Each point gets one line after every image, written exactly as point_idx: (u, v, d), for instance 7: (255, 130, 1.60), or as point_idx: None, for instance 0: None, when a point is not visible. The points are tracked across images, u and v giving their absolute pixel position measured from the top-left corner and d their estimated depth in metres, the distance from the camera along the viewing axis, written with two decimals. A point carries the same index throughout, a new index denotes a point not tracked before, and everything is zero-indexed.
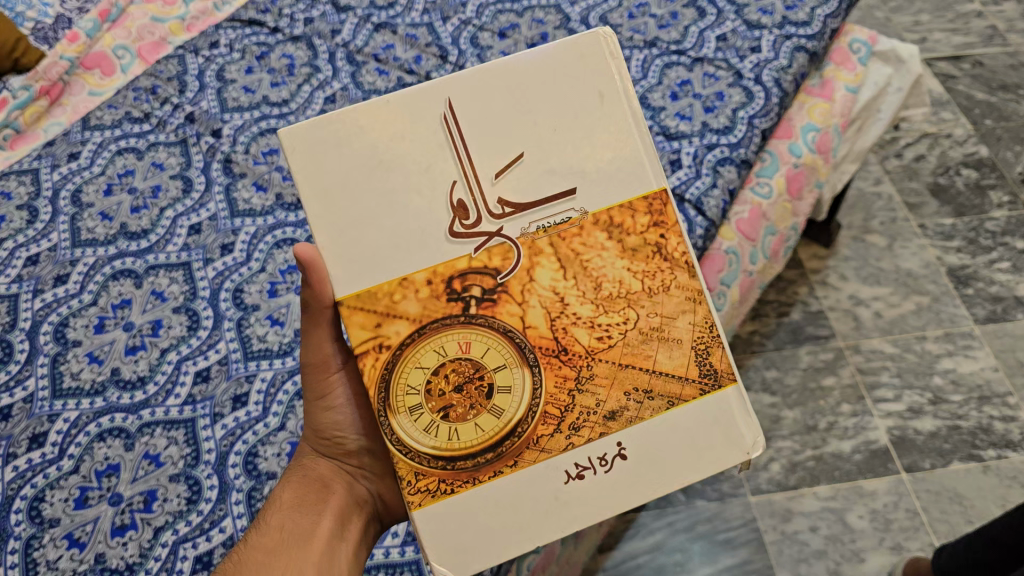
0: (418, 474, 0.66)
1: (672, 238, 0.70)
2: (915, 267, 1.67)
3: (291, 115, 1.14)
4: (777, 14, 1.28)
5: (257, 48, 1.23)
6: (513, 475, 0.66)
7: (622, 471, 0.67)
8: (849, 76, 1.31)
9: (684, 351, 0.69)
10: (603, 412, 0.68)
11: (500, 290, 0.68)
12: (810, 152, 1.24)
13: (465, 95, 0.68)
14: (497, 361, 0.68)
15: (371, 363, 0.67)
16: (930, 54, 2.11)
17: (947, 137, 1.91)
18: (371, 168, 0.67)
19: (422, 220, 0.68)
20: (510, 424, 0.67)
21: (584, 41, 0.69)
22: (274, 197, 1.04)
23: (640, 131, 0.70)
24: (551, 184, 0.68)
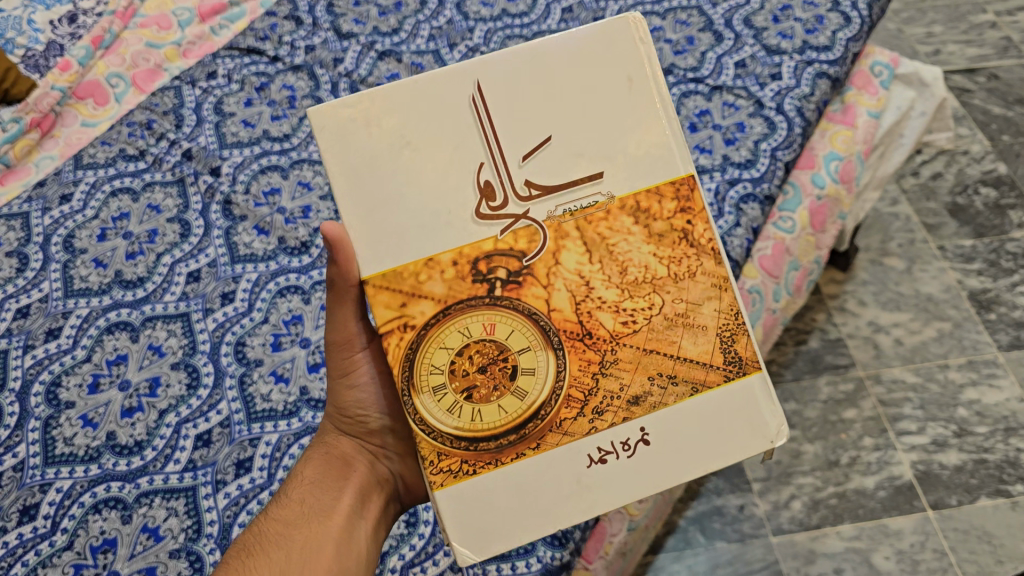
0: (441, 455, 0.66)
1: (699, 225, 0.69)
2: (935, 291, 1.62)
3: (292, 151, 1.09)
4: (798, 38, 1.23)
5: (256, 78, 1.18)
6: (536, 458, 0.66)
7: (645, 456, 0.66)
8: (871, 100, 1.26)
9: (709, 337, 0.68)
10: (627, 397, 0.67)
11: (525, 272, 0.67)
12: (834, 183, 1.19)
13: (494, 77, 0.67)
14: (521, 344, 0.67)
15: (395, 343, 0.66)
16: (945, 66, 2.06)
17: (964, 154, 1.86)
18: (399, 148, 0.66)
19: (448, 202, 0.67)
20: (533, 407, 0.66)
21: (614, 24, 0.68)
22: (276, 240, 0.99)
23: (669, 116, 0.68)
24: (578, 167, 0.67)
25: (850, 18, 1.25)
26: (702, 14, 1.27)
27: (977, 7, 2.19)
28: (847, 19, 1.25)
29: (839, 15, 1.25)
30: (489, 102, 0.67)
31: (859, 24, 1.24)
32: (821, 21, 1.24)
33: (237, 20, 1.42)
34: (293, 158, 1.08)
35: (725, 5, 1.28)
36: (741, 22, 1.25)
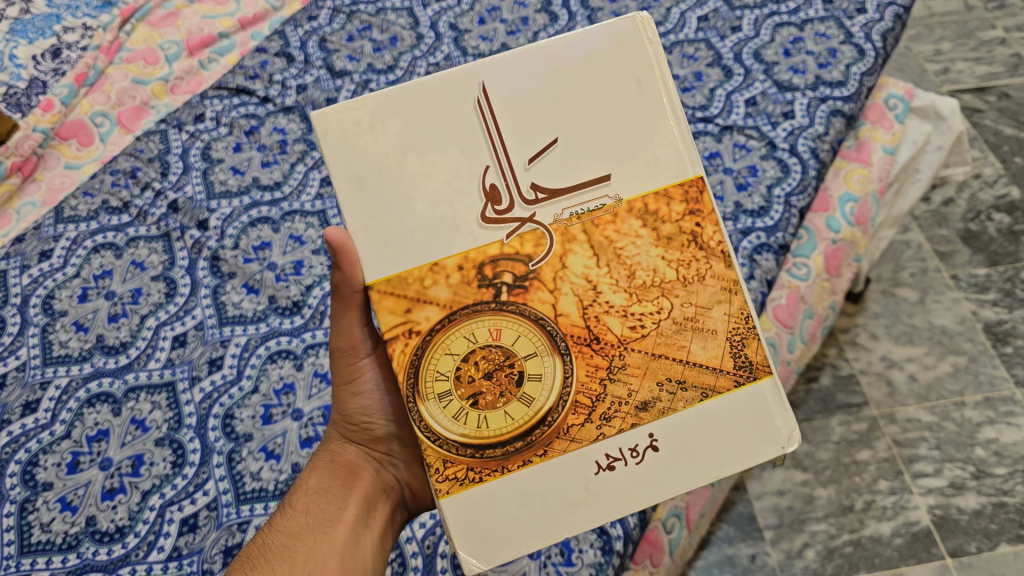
0: (446, 462, 0.63)
1: (708, 227, 0.67)
2: (950, 323, 1.57)
3: (284, 201, 1.04)
4: (810, 73, 1.18)
5: (245, 121, 1.13)
6: (542, 465, 0.64)
7: (655, 463, 0.64)
8: (886, 136, 1.22)
9: (719, 342, 0.66)
10: (636, 402, 0.64)
11: (532, 277, 0.66)
12: (849, 226, 1.14)
13: (500, 80, 0.66)
14: (527, 349, 0.65)
15: (399, 349, 0.64)
16: (954, 86, 2.01)
17: (976, 177, 1.81)
18: (405, 150, 0.65)
19: (454, 206, 0.66)
20: (540, 413, 0.64)
21: (620, 25, 0.67)
22: (267, 300, 0.94)
23: (677, 117, 0.67)
24: (585, 169, 0.66)
25: (864, 50, 1.21)
26: (710, 48, 1.22)
27: (986, 23, 2.14)
28: (861, 51, 1.20)
29: (852, 48, 1.21)
30: (494, 104, 0.66)
31: (873, 57, 1.20)
32: (834, 55, 1.20)
33: (227, 53, 1.39)
34: (283, 209, 1.03)
35: (733, 38, 1.23)
36: (750, 55, 1.21)
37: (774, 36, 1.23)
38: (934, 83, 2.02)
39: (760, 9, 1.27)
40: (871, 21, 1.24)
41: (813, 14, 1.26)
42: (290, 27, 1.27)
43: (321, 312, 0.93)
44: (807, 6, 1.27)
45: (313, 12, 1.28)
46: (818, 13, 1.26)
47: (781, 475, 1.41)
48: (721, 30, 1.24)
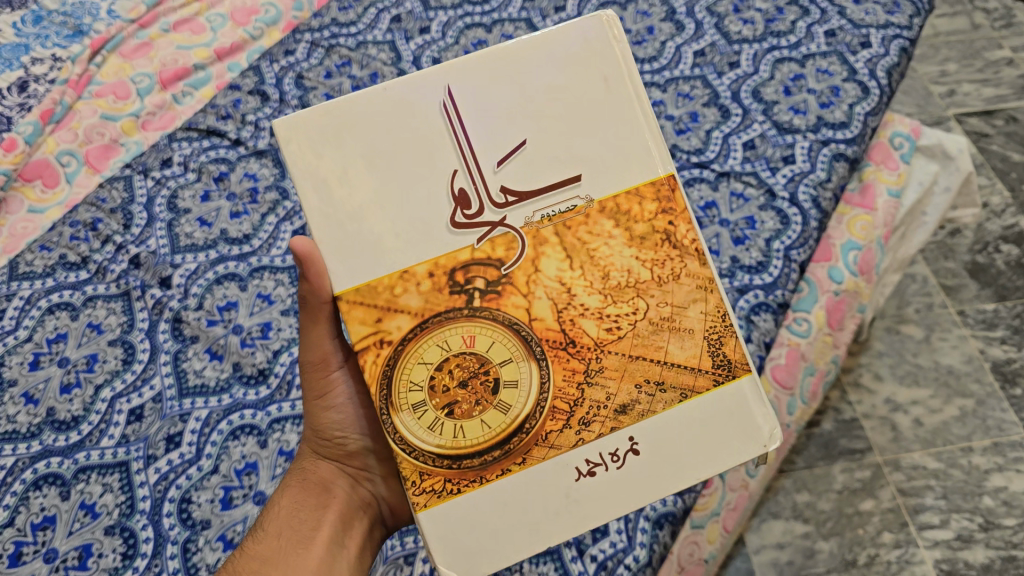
0: (423, 474, 0.62)
1: (681, 226, 0.66)
2: (956, 362, 1.51)
3: (252, 255, 0.98)
4: (811, 114, 1.12)
5: (214, 167, 1.07)
6: (519, 474, 0.62)
7: (634, 468, 0.63)
8: (891, 177, 1.16)
9: (697, 341, 0.65)
10: (615, 405, 0.63)
11: (504, 281, 0.64)
12: (853, 276, 1.08)
13: (467, 84, 0.65)
14: (502, 356, 0.64)
15: (371, 360, 0.64)
16: (961, 109, 1.94)
17: (983, 207, 1.74)
18: (372, 158, 0.64)
19: (424, 211, 0.64)
20: (518, 420, 0.62)
21: (586, 25, 0.66)
22: (231, 367, 0.88)
23: (646, 117, 0.66)
24: (555, 171, 0.65)
25: (869, 88, 1.14)
26: (706, 86, 1.16)
27: (993, 43, 2.07)
28: (866, 90, 1.14)
29: (856, 86, 1.15)
30: (461, 108, 0.65)
31: (878, 96, 1.14)
32: (837, 93, 1.14)
33: (202, 86, 1.33)
34: (252, 265, 0.97)
35: (731, 75, 1.17)
36: (748, 93, 1.15)
37: (774, 72, 1.17)
38: (939, 105, 1.96)
39: (759, 43, 1.21)
40: (875, 56, 1.18)
41: (815, 48, 1.20)
42: (266, 62, 1.21)
43: (287, 382, 0.87)
44: (809, 39, 1.21)
45: (290, 45, 1.22)
46: (820, 47, 1.20)
47: (781, 527, 1.35)
48: (718, 66, 1.18)
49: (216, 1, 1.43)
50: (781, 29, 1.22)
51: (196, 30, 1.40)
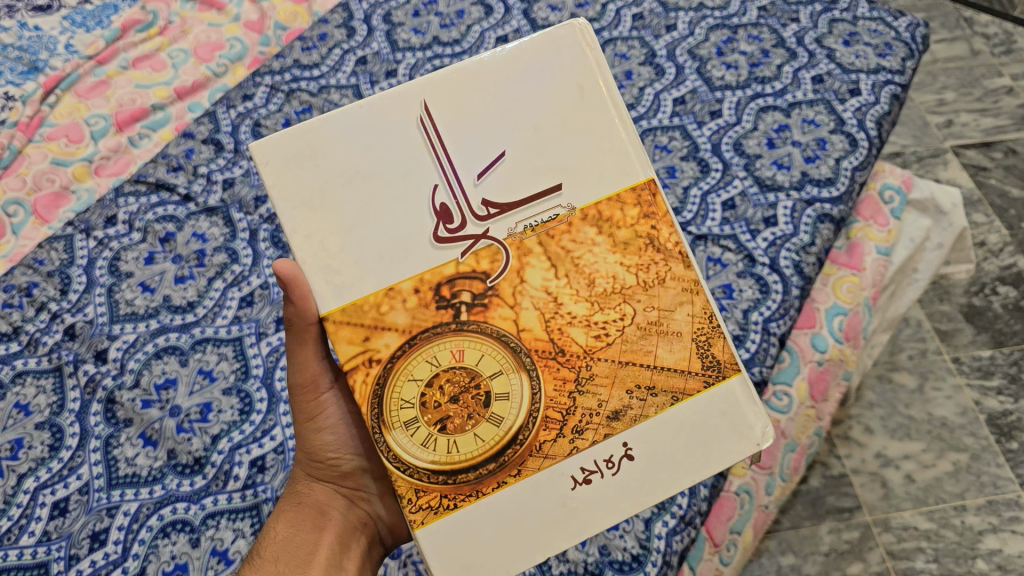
0: (419, 492, 0.61)
1: (664, 229, 0.65)
2: (950, 413, 1.45)
3: (196, 325, 0.92)
4: (796, 169, 1.05)
5: (161, 226, 1.01)
6: (516, 486, 0.61)
7: (629, 474, 0.62)
8: (881, 234, 1.09)
9: (685, 343, 0.64)
10: (608, 411, 0.63)
11: (491, 294, 0.64)
12: (838, 343, 1.02)
13: (443, 97, 0.64)
14: (492, 368, 0.62)
15: (361, 380, 0.62)
16: (959, 140, 1.87)
17: (980, 245, 1.68)
18: (352, 175, 0.63)
19: (405, 226, 0.63)
20: (511, 432, 0.61)
21: (555, 34, 0.66)
22: (165, 454, 0.83)
23: (621, 123, 0.66)
24: (535, 182, 0.64)
25: (857, 140, 1.08)
26: (686, 137, 1.10)
27: (992, 70, 2.01)
28: (854, 142, 1.08)
29: (844, 138, 1.09)
30: (439, 121, 0.64)
31: (866, 149, 1.08)
32: (823, 146, 1.08)
33: (160, 127, 1.27)
34: (194, 337, 0.91)
35: (712, 125, 1.11)
36: (730, 146, 1.08)
37: (757, 123, 1.11)
38: (935, 137, 1.90)
39: (743, 90, 1.14)
40: (864, 104, 1.13)
41: (801, 97, 1.14)
42: (222, 108, 1.15)
43: (226, 472, 0.82)
44: (795, 87, 1.15)
45: (248, 89, 1.16)
46: (806, 95, 1.14)
47: None
48: (698, 115, 1.12)
49: (179, 36, 1.38)
50: (766, 75, 1.16)
51: (157, 67, 1.33)
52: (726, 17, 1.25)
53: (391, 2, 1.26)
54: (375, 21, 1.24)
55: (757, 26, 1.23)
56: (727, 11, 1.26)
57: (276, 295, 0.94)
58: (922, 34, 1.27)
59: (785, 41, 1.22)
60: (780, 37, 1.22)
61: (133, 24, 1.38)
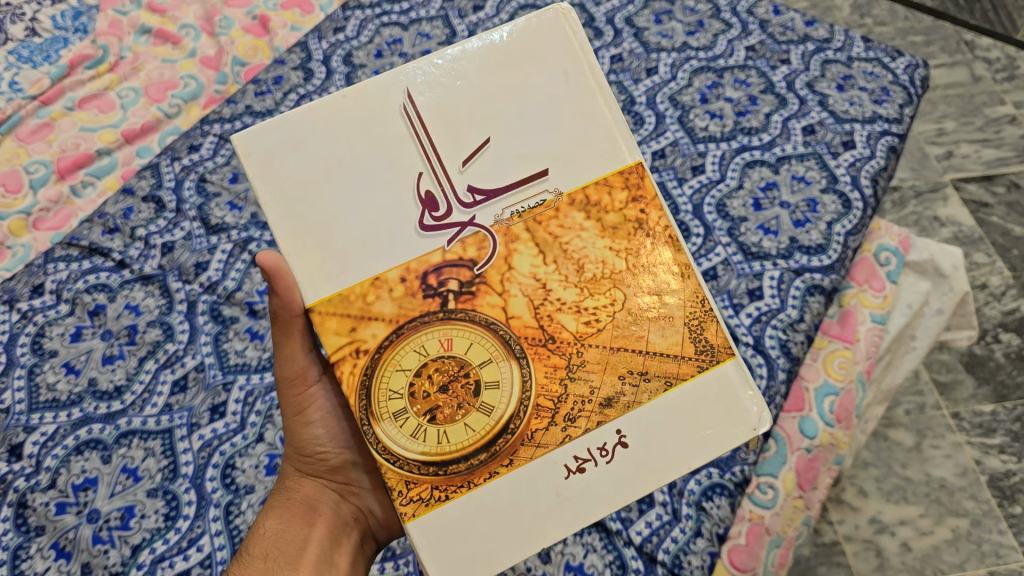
0: (410, 484, 0.56)
1: (653, 213, 0.61)
2: (949, 474, 1.37)
3: (122, 414, 0.84)
4: (784, 234, 0.97)
5: (91, 297, 0.93)
6: (509, 476, 0.57)
7: (625, 462, 0.58)
8: (876, 300, 1.01)
9: (677, 328, 0.59)
10: (599, 399, 0.58)
11: (478, 282, 0.59)
12: (828, 427, 0.94)
13: (426, 84, 0.60)
14: (480, 357, 0.58)
15: (348, 372, 0.57)
16: (960, 173, 1.78)
17: (981, 288, 1.59)
18: (334, 166, 0.58)
19: (388, 215, 0.59)
20: (501, 421, 0.57)
21: (537, 17, 0.61)
22: (79, 567, 0.76)
23: (609, 107, 0.61)
24: (521, 167, 0.60)
25: (851, 201, 1.00)
26: (665, 196, 1.01)
27: (994, 98, 1.91)
28: (847, 204, 1.00)
29: (836, 198, 1.00)
30: (422, 110, 0.60)
31: (861, 210, 0.99)
32: (814, 207, 0.99)
33: (105, 174, 1.18)
34: (120, 428, 0.83)
35: (693, 183, 1.02)
36: (712, 208, 1.00)
37: (742, 180, 1.02)
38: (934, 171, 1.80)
39: (727, 142, 1.06)
40: (859, 159, 1.04)
41: (790, 150, 1.05)
42: (167, 160, 1.06)
43: None
44: (784, 138, 1.06)
45: (195, 139, 1.08)
46: (796, 148, 1.05)
47: None
48: (679, 171, 1.04)
49: (130, 73, 1.29)
50: (753, 125, 1.08)
51: (105, 108, 1.25)
52: (712, 58, 1.16)
53: (353, 42, 1.18)
54: (335, 62, 1.16)
55: (744, 68, 1.15)
56: (713, 52, 1.17)
57: (212, 378, 0.87)
58: (921, 76, 1.18)
59: (774, 85, 1.13)
60: (769, 82, 1.13)
61: (83, 60, 1.29)
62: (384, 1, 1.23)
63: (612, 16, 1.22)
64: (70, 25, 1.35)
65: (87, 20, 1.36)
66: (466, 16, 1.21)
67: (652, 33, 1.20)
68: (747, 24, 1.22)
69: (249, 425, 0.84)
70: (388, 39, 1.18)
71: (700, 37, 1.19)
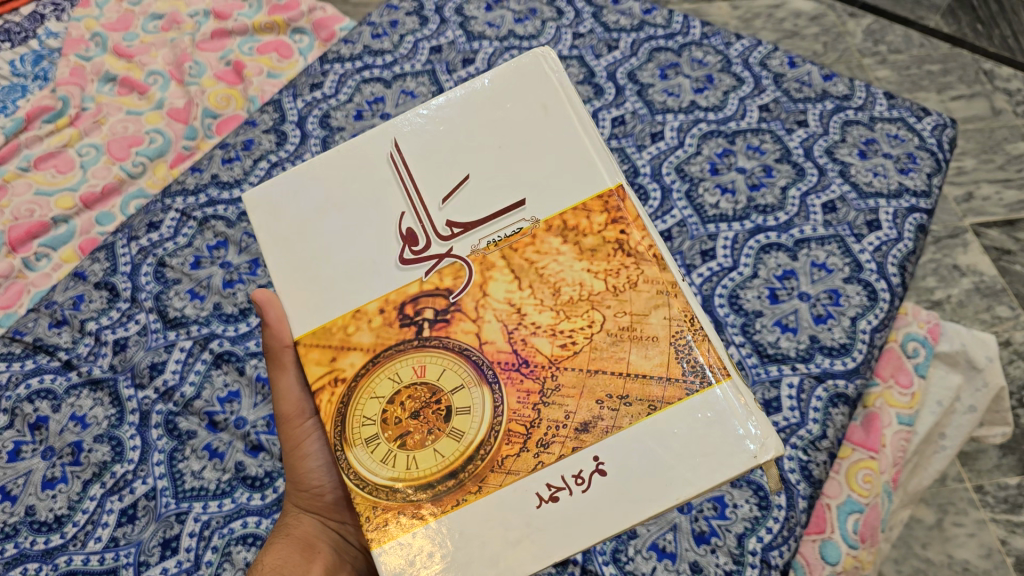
0: (377, 511, 0.48)
1: (636, 233, 0.52)
2: (973, 556, 1.14)
3: (57, 552, 0.78)
4: (804, 331, 0.89)
5: (33, 407, 0.85)
6: (476, 506, 0.47)
7: (605, 495, 0.46)
8: (903, 399, 0.92)
9: (662, 348, 0.48)
10: (574, 425, 0.48)
11: (452, 309, 0.52)
12: (851, 550, 0.83)
13: (414, 128, 0.57)
14: (452, 382, 0.50)
15: (326, 400, 0.51)
16: (980, 218, 1.42)
17: (1004, 345, 1.29)
18: (325, 208, 0.56)
19: (368, 253, 0.54)
20: (470, 448, 0.48)
21: (517, 58, 0.57)
22: None
23: (590, 135, 0.54)
24: (497, 196, 0.54)
25: (877, 293, 0.90)
26: None
27: (1019, 131, 1.49)
28: (873, 295, 0.90)
29: (860, 289, 0.91)
30: (408, 153, 0.56)
31: (888, 303, 0.90)
32: (836, 300, 0.90)
33: (62, 244, 1.08)
34: (55, 569, 0.77)
35: (703, 270, 0.94)
36: (724, 300, 0.91)
37: (757, 267, 0.93)
38: (950, 215, 1.43)
39: (740, 222, 0.97)
40: (885, 242, 0.94)
41: (809, 231, 0.96)
42: (123, 238, 0.96)
43: None
44: (802, 218, 0.97)
45: (155, 214, 0.98)
46: (816, 229, 0.96)
47: None
48: (687, 257, 0.95)
49: (91, 128, 1.18)
50: (768, 202, 0.98)
51: (63, 168, 1.14)
52: (722, 120, 1.06)
53: (331, 100, 1.08)
54: (311, 124, 1.06)
55: (758, 132, 1.05)
56: (723, 113, 1.07)
57: (164, 508, 0.79)
58: (950, 137, 1.05)
59: (791, 152, 1.03)
60: (785, 148, 1.03)
61: (41, 112, 1.18)
62: (366, 53, 1.13)
63: (614, 70, 1.12)
64: (29, 71, 1.24)
65: (48, 64, 1.25)
66: (454, 71, 1.11)
67: (657, 90, 1.09)
68: (760, 78, 1.11)
69: (205, 564, 0.77)
70: (369, 98, 1.08)
71: (709, 95, 1.09)
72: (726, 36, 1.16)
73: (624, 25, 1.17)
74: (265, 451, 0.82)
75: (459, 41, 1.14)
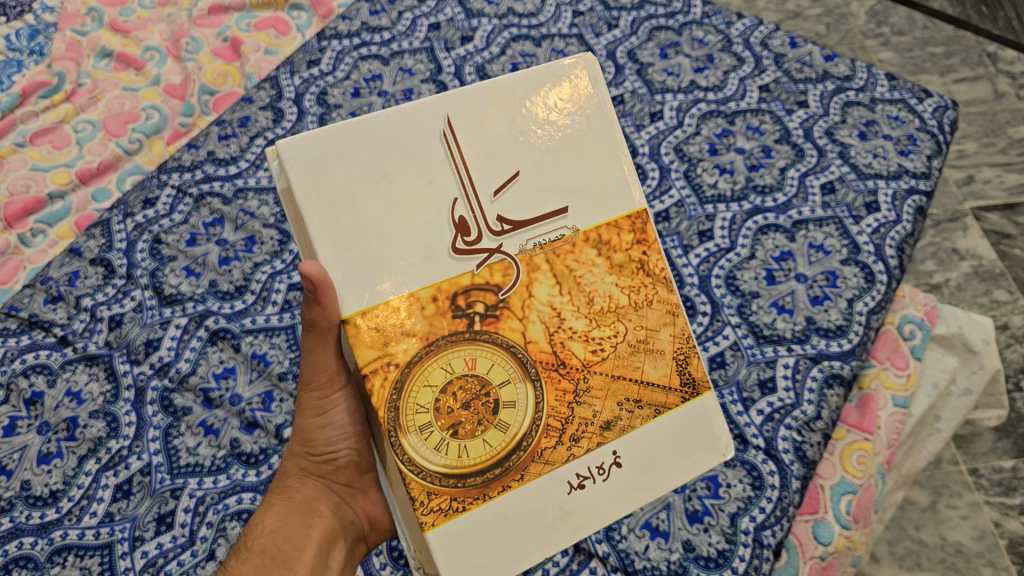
0: (430, 494, 0.51)
1: (654, 257, 0.58)
2: (967, 538, 1.13)
3: (50, 527, 0.77)
4: (800, 313, 0.89)
5: (27, 382, 0.85)
6: (520, 491, 0.53)
7: (617, 483, 0.55)
8: (898, 381, 0.92)
9: (667, 361, 0.58)
10: (600, 423, 0.55)
11: (501, 306, 0.54)
12: (844, 530, 0.83)
13: (467, 113, 0.54)
14: (500, 376, 0.53)
15: (378, 384, 0.51)
16: (981, 201, 1.41)
17: (1002, 329, 1.28)
18: (376, 183, 0.51)
19: (422, 234, 0.52)
20: (516, 438, 0.53)
21: (564, 64, 0.57)
22: None
23: (623, 155, 0.58)
24: (548, 199, 0.55)
25: (874, 276, 0.90)
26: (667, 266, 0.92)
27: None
28: (869, 278, 0.90)
29: (857, 271, 0.91)
30: (463, 140, 0.53)
31: (885, 285, 0.90)
32: (833, 281, 0.90)
33: (58, 221, 1.06)
34: (45, 545, 0.76)
35: (700, 251, 0.93)
36: (720, 281, 0.91)
37: (755, 248, 0.93)
38: (950, 198, 1.42)
39: (738, 203, 0.96)
40: (883, 224, 0.94)
41: (808, 212, 0.95)
42: (118, 216, 0.97)
43: None
44: (801, 200, 0.96)
45: (151, 191, 0.98)
46: (814, 211, 0.95)
47: None
48: (685, 237, 0.94)
49: (87, 103, 1.16)
50: (767, 182, 0.98)
51: (58, 144, 1.12)
52: (722, 100, 1.05)
53: (327, 77, 1.07)
54: (308, 101, 1.05)
55: (758, 113, 1.04)
56: (723, 93, 1.06)
57: (159, 484, 0.79)
58: (951, 119, 1.04)
59: (790, 133, 1.02)
60: (784, 129, 1.02)
61: (37, 88, 1.16)
62: (363, 30, 1.12)
63: (614, 49, 1.11)
64: (25, 46, 1.22)
65: (44, 39, 1.23)
66: (452, 48, 1.11)
67: (656, 70, 1.09)
68: (761, 58, 1.10)
69: (199, 539, 0.76)
70: (366, 75, 1.07)
71: (709, 75, 1.08)
72: (727, 16, 1.16)
73: (625, 3, 1.17)
74: (259, 429, 0.83)
75: (458, 19, 1.14)
